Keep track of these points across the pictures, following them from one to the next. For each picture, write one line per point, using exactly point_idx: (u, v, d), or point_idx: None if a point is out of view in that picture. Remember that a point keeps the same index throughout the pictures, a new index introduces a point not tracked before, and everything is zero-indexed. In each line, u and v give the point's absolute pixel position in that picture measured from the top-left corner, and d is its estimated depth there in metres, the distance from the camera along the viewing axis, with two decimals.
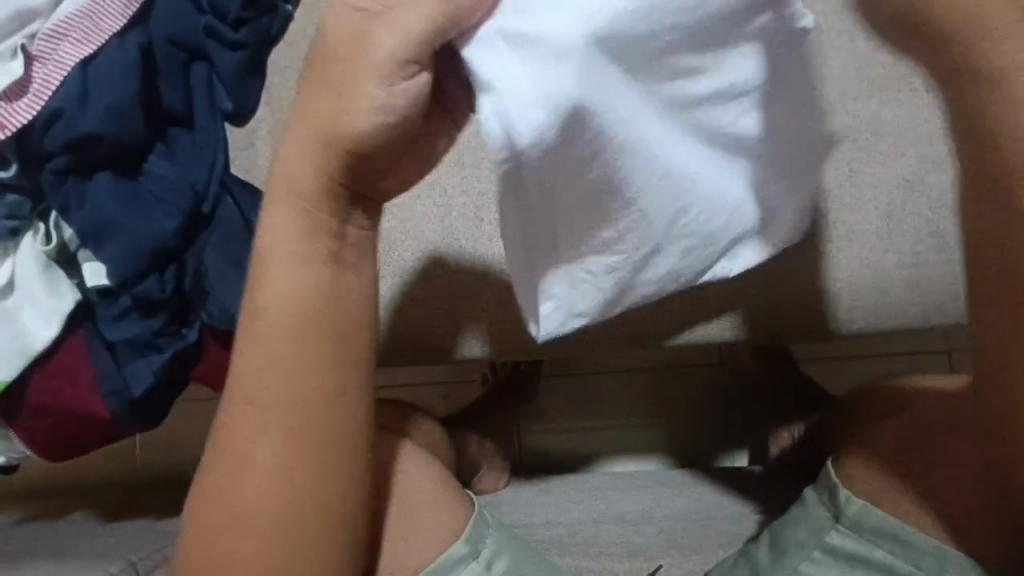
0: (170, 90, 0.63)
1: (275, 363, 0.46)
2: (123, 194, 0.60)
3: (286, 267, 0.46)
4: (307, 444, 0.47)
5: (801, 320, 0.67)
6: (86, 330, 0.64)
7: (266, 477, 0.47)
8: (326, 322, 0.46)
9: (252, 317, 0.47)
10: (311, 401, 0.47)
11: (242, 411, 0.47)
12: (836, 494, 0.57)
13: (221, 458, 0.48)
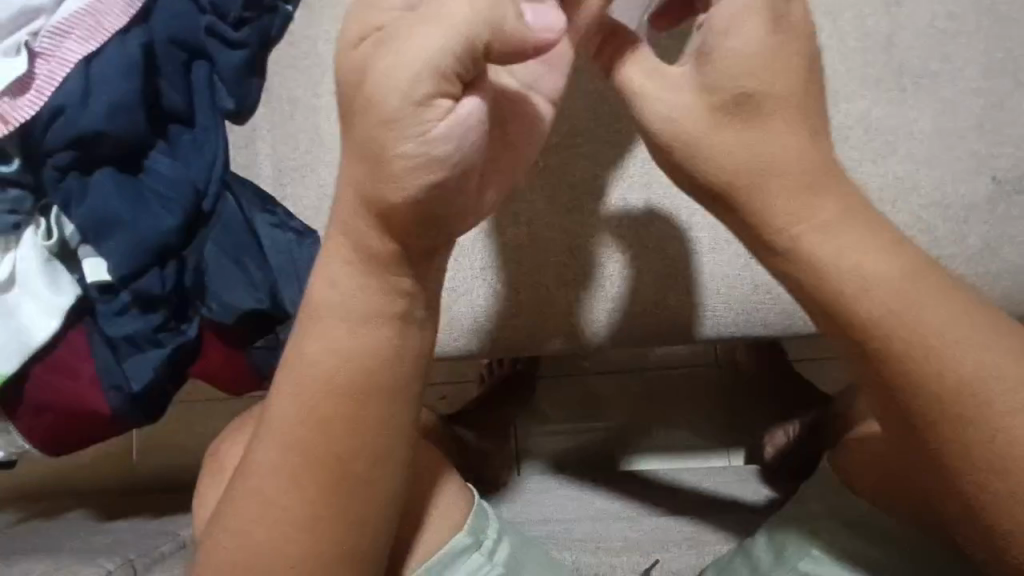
0: (171, 89, 0.64)
1: (314, 415, 0.45)
2: (124, 190, 0.61)
3: (337, 316, 0.44)
4: (334, 486, 0.46)
5: (787, 318, 0.67)
6: (87, 324, 0.64)
7: (289, 525, 0.46)
8: (375, 382, 0.44)
9: (297, 363, 0.45)
10: (346, 455, 0.45)
11: (273, 455, 0.46)
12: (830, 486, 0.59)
13: (245, 496, 0.47)
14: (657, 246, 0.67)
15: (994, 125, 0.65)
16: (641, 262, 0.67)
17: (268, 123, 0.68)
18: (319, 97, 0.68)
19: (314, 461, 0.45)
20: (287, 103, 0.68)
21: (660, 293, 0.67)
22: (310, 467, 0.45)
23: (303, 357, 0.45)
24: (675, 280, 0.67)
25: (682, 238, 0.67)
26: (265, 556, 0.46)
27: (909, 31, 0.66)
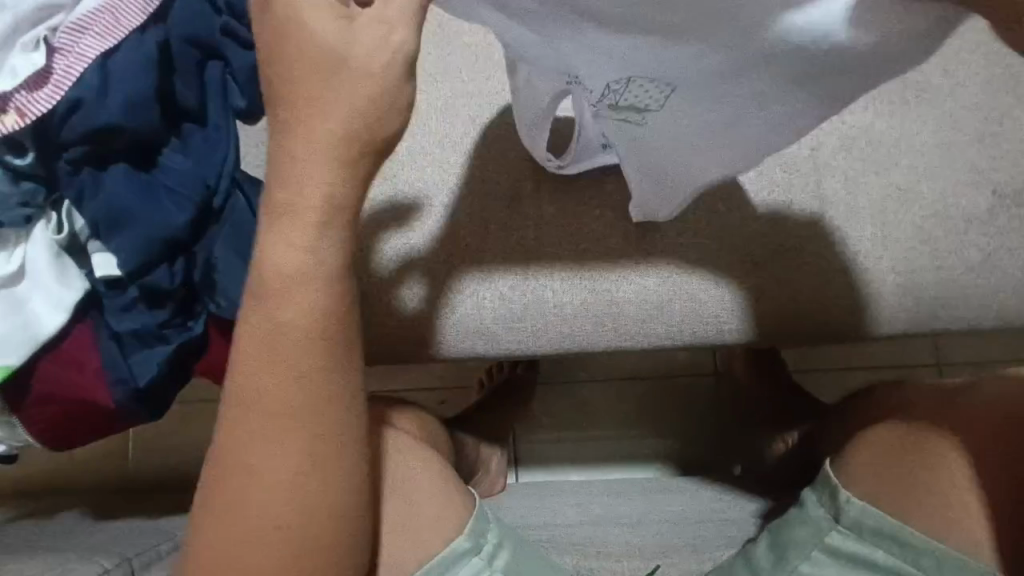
0: (184, 87, 0.65)
1: (277, 378, 0.48)
2: (136, 186, 0.61)
3: (283, 293, 0.48)
4: (308, 458, 0.49)
5: (789, 325, 0.68)
6: (93, 319, 0.65)
7: (270, 489, 0.49)
8: (327, 333, 0.48)
9: (251, 331, 0.48)
10: (314, 411, 0.49)
11: (243, 429, 0.48)
12: (837, 495, 0.60)
13: (223, 475, 0.49)
14: (656, 247, 0.68)
15: (993, 140, 0.66)
16: (639, 263, 0.68)
17: None
18: None
19: (285, 437, 0.48)
20: None
21: (661, 295, 0.68)
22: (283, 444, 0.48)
23: (251, 340, 0.48)
24: (665, 282, 0.68)
25: (680, 241, 0.68)
26: (255, 525, 0.49)
27: None
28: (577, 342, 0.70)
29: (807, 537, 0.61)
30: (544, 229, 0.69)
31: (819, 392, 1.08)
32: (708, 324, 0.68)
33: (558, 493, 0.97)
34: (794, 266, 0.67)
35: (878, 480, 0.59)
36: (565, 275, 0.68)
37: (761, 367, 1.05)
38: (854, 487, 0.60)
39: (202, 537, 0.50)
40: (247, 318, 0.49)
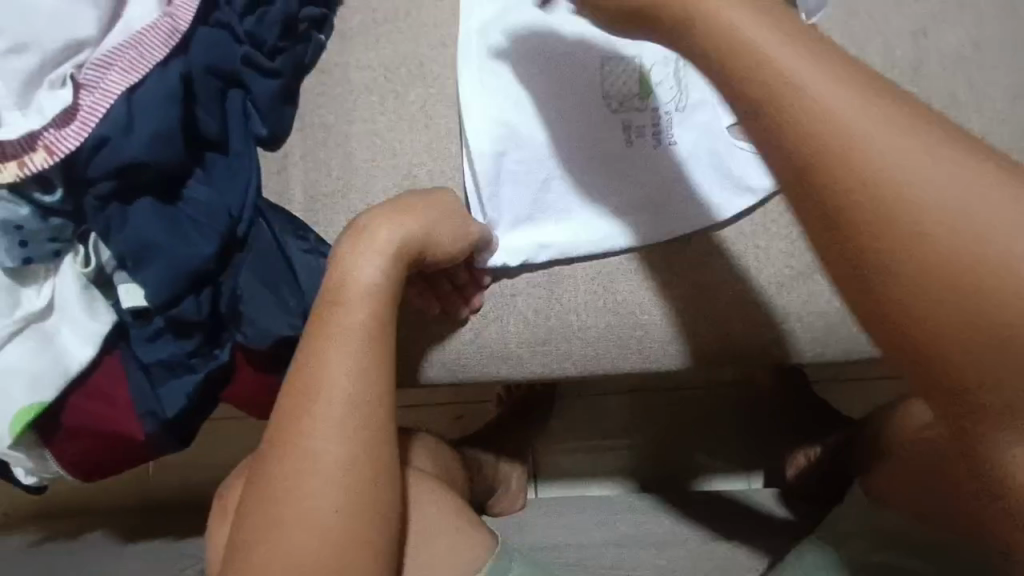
0: (207, 116, 0.65)
1: (343, 366, 0.54)
2: (163, 218, 0.62)
3: (351, 304, 0.56)
4: (364, 445, 0.53)
5: (819, 346, 0.67)
6: (122, 351, 0.65)
7: (323, 474, 0.52)
8: (387, 332, 0.57)
9: (327, 326, 0.56)
10: (370, 398, 0.54)
11: (307, 412, 0.53)
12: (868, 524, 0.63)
13: (279, 459, 0.52)
14: (684, 269, 0.67)
15: None
16: (664, 284, 0.67)
17: (299, 148, 0.71)
18: (351, 123, 0.71)
19: (337, 432, 0.53)
20: (319, 130, 0.71)
21: (687, 316, 0.67)
22: (331, 440, 0.53)
23: (326, 331, 0.56)
24: (703, 302, 0.67)
25: (708, 262, 0.67)
26: (306, 508, 0.51)
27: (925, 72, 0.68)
28: (601, 365, 0.69)
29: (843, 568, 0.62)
30: (585, 259, 0.67)
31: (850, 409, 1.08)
32: (733, 349, 0.68)
33: (585, 502, 0.97)
34: (821, 286, 0.66)
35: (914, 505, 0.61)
36: (606, 302, 0.68)
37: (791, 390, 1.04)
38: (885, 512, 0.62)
39: (239, 540, 0.52)
40: (313, 327, 0.56)
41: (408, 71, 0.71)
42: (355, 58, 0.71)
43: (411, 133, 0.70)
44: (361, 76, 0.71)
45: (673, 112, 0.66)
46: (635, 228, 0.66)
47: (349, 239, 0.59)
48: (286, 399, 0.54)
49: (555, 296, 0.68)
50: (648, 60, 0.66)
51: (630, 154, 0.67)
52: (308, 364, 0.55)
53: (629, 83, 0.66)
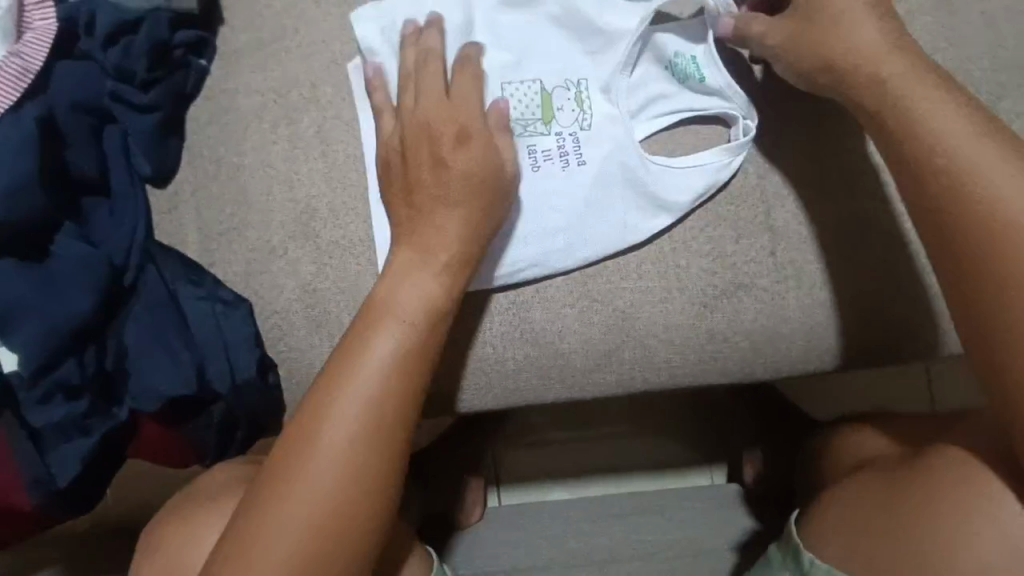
0: (80, 159, 0.60)
1: (340, 450, 0.50)
2: (31, 277, 0.58)
3: (368, 382, 0.52)
4: (329, 537, 0.49)
5: (745, 365, 0.64)
6: (7, 419, 0.61)
7: (277, 563, 0.48)
8: (390, 417, 0.52)
9: (333, 402, 0.51)
10: (355, 490, 0.50)
11: (283, 493, 0.49)
12: (800, 556, 0.61)
13: (242, 537, 0.49)
14: (605, 294, 0.63)
15: None
16: (584, 311, 0.63)
17: (190, 184, 0.66)
18: (243, 155, 0.66)
19: (307, 518, 0.49)
20: (210, 163, 0.66)
21: (611, 343, 0.64)
22: (293, 532, 0.49)
23: (330, 409, 0.51)
24: (628, 332, 0.63)
25: (628, 286, 0.63)
26: None
27: None
28: (524, 397, 0.66)
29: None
30: (501, 288, 0.64)
31: (812, 408, 1.05)
32: (656, 373, 0.64)
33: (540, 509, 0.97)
34: (744, 305, 0.63)
35: (845, 541, 0.59)
36: (534, 332, 0.64)
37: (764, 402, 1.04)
38: (818, 550, 0.60)
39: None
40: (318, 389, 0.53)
41: (300, 94, 0.65)
42: (243, 83, 0.66)
43: (308, 161, 0.65)
44: (251, 102, 0.66)
45: (578, 133, 0.63)
46: (550, 257, 0.63)
47: (398, 263, 0.57)
48: (269, 473, 0.51)
49: (480, 328, 0.64)
50: (549, 82, 0.64)
51: (537, 180, 0.63)
52: (301, 439, 0.51)
53: (531, 104, 0.63)
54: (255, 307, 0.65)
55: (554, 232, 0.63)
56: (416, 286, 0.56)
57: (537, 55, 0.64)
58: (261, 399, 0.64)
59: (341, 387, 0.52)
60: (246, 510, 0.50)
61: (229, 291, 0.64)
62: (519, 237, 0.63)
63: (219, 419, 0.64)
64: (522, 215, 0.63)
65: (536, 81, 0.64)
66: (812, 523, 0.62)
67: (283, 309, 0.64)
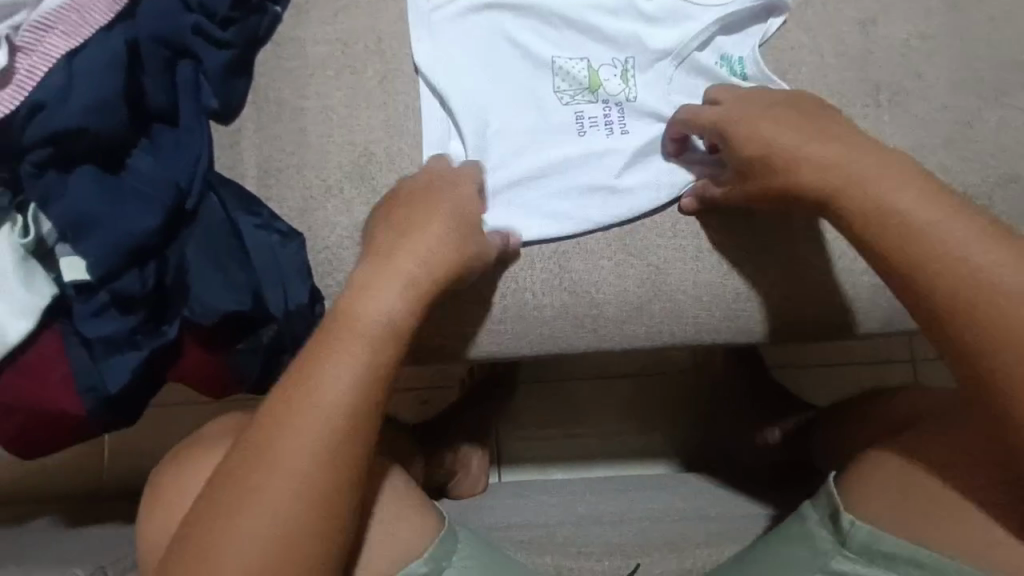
0: (155, 87, 0.63)
1: (333, 378, 0.53)
2: (105, 189, 0.61)
3: (358, 320, 0.55)
4: (322, 458, 0.51)
5: (767, 322, 0.69)
6: (61, 326, 0.63)
7: (274, 476, 0.51)
8: (377, 350, 0.54)
9: (328, 336, 0.55)
10: (342, 414, 0.52)
11: (283, 416, 0.52)
12: (839, 520, 0.60)
13: (244, 453, 0.52)
14: (641, 250, 0.68)
15: (966, 141, 0.67)
16: (619, 264, 0.68)
17: (253, 123, 0.69)
18: (306, 99, 0.70)
19: (303, 437, 0.51)
20: (274, 104, 0.70)
21: (643, 296, 0.68)
22: (292, 456, 0.51)
23: (325, 341, 0.54)
24: (658, 285, 0.68)
25: (662, 243, 0.68)
26: (253, 503, 0.50)
27: (891, 12, 0.69)
28: (557, 346, 0.69)
29: (809, 557, 0.61)
30: (543, 238, 0.68)
31: (809, 398, 1.12)
32: (689, 327, 0.69)
33: (541, 492, 0.99)
34: (769, 266, 0.68)
35: (891, 499, 0.59)
36: (571, 279, 0.68)
37: (761, 383, 1.08)
38: (859, 510, 0.59)
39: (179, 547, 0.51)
40: (271, 419, 0.52)
41: (365, 47, 0.70)
42: (312, 32, 0.70)
43: (369, 109, 0.69)
44: (318, 50, 0.70)
45: (624, 102, 0.69)
46: (588, 212, 0.68)
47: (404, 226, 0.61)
48: (271, 399, 0.54)
49: (521, 274, 0.68)
50: (597, 59, 0.69)
51: (582, 142, 0.69)
52: (301, 367, 0.54)
53: (579, 75, 0.69)
54: (308, 242, 0.68)
55: (596, 195, 0.68)
56: (410, 242, 0.60)
57: (588, 36, 0.69)
58: (309, 328, 0.66)
59: (336, 323, 0.55)
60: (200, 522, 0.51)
61: (285, 224, 0.67)
62: (563, 196, 0.68)
63: (267, 342, 0.67)
64: (569, 176, 0.68)
65: (586, 59, 0.69)
66: (849, 479, 0.62)
67: (335, 246, 0.68)
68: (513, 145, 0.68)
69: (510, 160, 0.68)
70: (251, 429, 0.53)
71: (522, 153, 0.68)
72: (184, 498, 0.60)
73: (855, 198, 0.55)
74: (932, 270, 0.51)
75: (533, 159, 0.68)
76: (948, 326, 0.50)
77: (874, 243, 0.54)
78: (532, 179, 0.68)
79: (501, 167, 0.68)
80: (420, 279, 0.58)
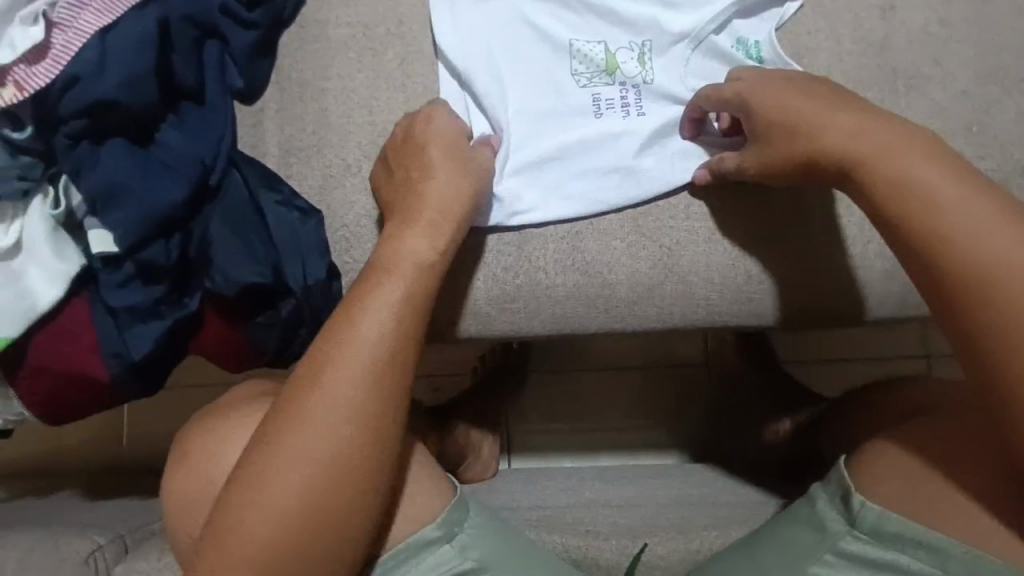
0: (183, 65, 0.65)
1: (379, 318, 0.54)
2: (134, 161, 0.63)
3: (401, 264, 0.57)
4: (370, 397, 0.53)
5: (778, 307, 0.69)
6: (88, 295, 0.66)
7: (323, 417, 0.52)
8: (417, 292, 0.56)
9: (371, 280, 0.56)
10: (388, 353, 0.54)
11: (331, 356, 0.53)
12: (849, 501, 0.60)
13: (293, 396, 0.53)
14: (654, 232, 0.68)
15: (983, 128, 0.67)
16: (632, 245, 0.68)
17: (276, 103, 0.71)
18: (328, 80, 0.71)
19: (352, 375, 0.53)
20: (297, 85, 0.71)
21: (654, 278, 0.68)
22: (340, 395, 0.52)
23: (369, 283, 0.56)
24: (670, 267, 0.68)
25: (675, 225, 0.68)
26: (304, 445, 0.51)
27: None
28: (569, 325, 0.70)
29: (817, 539, 0.61)
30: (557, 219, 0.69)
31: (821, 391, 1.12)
32: (700, 310, 0.69)
33: (550, 479, 1.00)
34: (781, 251, 0.68)
35: (901, 482, 0.58)
36: (584, 259, 0.69)
37: (773, 375, 1.07)
38: (868, 492, 0.59)
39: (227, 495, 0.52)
40: (315, 360, 0.54)
41: (386, 29, 0.71)
42: (335, 15, 0.72)
43: (388, 91, 0.71)
44: (340, 33, 0.72)
45: (641, 85, 0.70)
46: (601, 194, 0.68)
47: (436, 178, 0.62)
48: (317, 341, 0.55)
49: (534, 254, 0.69)
50: (615, 43, 0.70)
51: (597, 125, 0.69)
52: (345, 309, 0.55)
53: (597, 58, 0.70)
54: (327, 220, 0.70)
55: (610, 177, 0.69)
56: (446, 193, 0.62)
57: (606, 20, 0.70)
58: (326, 303, 0.68)
59: (381, 267, 0.57)
60: (248, 459, 0.52)
61: (304, 202, 0.68)
62: (578, 178, 0.69)
63: (285, 317, 0.68)
64: (585, 157, 0.69)
65: (604, 42, 0.70)
66: (857, 462, 0.62)
67: (353, 223, 0.70)
68: (529, 127, 0.69)
69: (526, 141, 0.69)
70: (295, 376, 0.54)
71: (539, 135, 0.69)
72: (200, 463, 0.62)
73: (880, 181, 0.54)
74: (960, 253, 0.50)
75: (549, 141, 0.69)
76: (975, 313, 0.49)
77: (898, 225, 0.53)
78: (546, 160, 0.69)
79: (517, 149, 0.69)
80: (441, 222, 0.60)
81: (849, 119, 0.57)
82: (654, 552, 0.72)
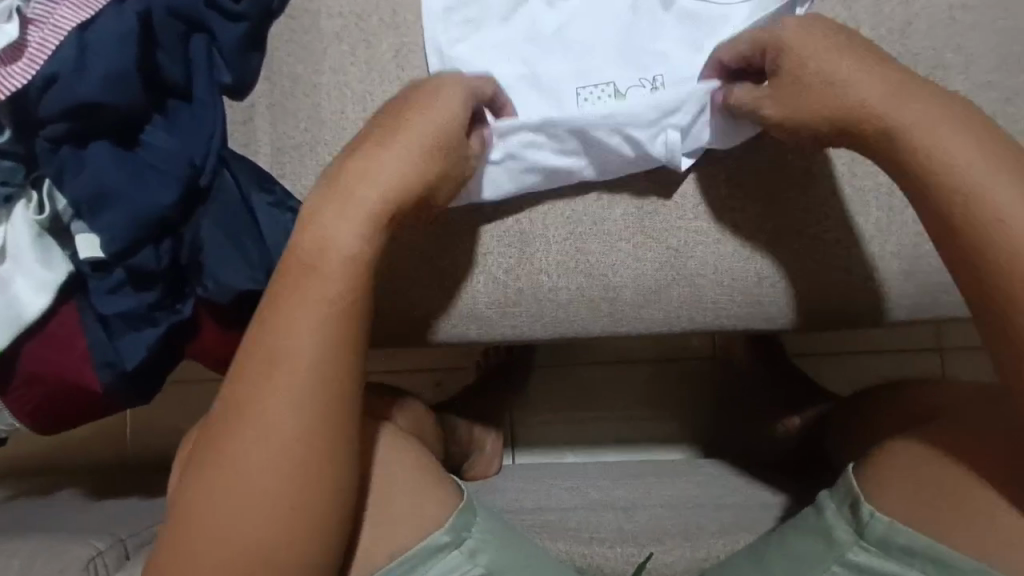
0: (167, 60, 0.62)
1: (309, 314, 0.51)
2: (121, 164, 0.60)
3: (334, 252, 0.52)
4: (313, 411, 0.50)
5: (791, 311, 0.66)
6: (77, 302, 0.64)
7: (266, 444, 0.49)
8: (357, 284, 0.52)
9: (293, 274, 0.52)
10: (321, 360, 0.51)
11: (260, 372, 0.50)
12: (859, 509, 0.58)
13: (229, 420, 0.50)
14: (660, 233, 0.66)
15: (1006, 120, 0.64)
16: (638, 247, 0.66)
17: (266, 98, 0.69)
18: (320, 74, 0.68)
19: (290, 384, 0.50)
20: (289, 79, 0.69)
21: (661, 280, 0.66)
22: (281, 410, 0.50)
23: (288, 274, 0.52)
24: (677, 268, 0.66)
25: (684, 224, 0.66)
26: (248, 473, 0.49)
27: None
28: (572, 330, 0.68)
29: (822, 546, 0.59)
30: (562, 221, 0.67)
31: (833, 386, 1.10)
32: (709, 314, 0.67)
33: (556, 477, 0.98)
34: (795, 250, 0.65)
35: (912, 488, 0.56)
36: (588, 258, 0.66)
37: (779, 365, 1.06)
38: (878, 501, 0.57)
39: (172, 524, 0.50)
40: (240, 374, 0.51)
41: (379, 20, 0.68)
42: (325, 5, 0.68)
43: (383, 85, 0.68)
44: (332, 24, 0.68)
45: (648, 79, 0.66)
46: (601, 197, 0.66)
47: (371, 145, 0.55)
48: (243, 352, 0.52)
49: (536, 257, 0.67)
50: (619, 35, 0.67)
51: None
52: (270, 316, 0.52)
53: (599, 52, 0.67)
54: None
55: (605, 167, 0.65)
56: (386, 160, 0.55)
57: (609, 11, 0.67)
58: None
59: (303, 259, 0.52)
60: (181, 512, 0.50)
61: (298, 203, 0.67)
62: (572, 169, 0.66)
63: None
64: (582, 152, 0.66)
65: (607, 34, 0.67)
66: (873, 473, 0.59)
67: None
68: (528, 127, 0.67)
69: None
70: (229, 399, 0.51)
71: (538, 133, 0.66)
72: None
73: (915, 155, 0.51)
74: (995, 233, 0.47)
75: None
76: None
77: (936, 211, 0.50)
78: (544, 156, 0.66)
79: None
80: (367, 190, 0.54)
81: (875, 92, 0.53)
82: (661, 561, 0.71)
